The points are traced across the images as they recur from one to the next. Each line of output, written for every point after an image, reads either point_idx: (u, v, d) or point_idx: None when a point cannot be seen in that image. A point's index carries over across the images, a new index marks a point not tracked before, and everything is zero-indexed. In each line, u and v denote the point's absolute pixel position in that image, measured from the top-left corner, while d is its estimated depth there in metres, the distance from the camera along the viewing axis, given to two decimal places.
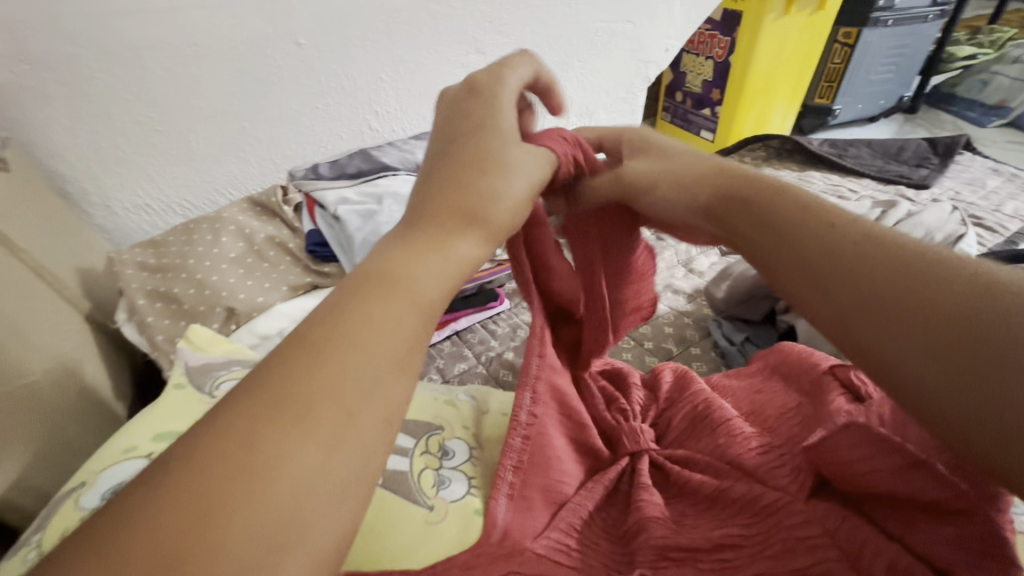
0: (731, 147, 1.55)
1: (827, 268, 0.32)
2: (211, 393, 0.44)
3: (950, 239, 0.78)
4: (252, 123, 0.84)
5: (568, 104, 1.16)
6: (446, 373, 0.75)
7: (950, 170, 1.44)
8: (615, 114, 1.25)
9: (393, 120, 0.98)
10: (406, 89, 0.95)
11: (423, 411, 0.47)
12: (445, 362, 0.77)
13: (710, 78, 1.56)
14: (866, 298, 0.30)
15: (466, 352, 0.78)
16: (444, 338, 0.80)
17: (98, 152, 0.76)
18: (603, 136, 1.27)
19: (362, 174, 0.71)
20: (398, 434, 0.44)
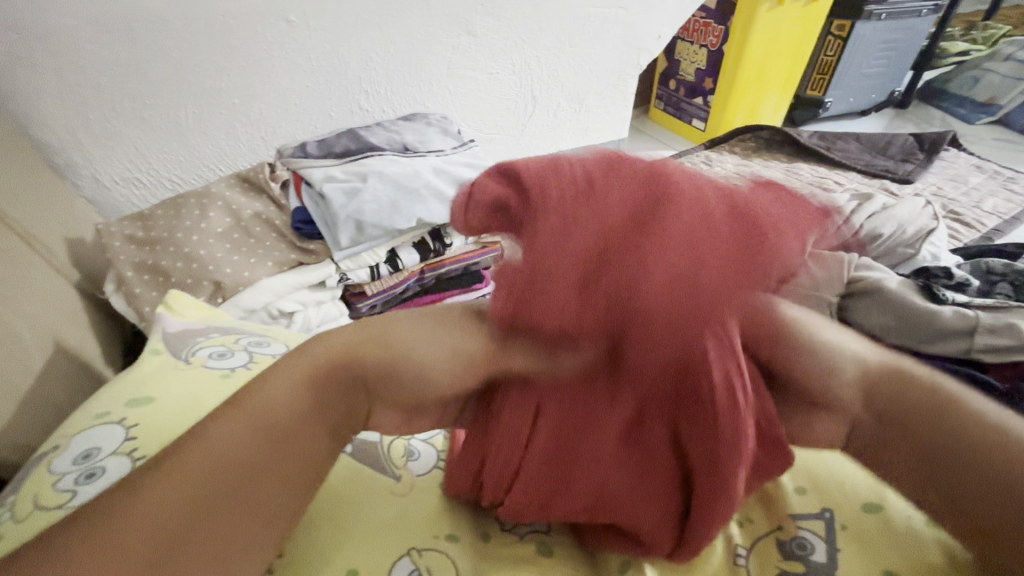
0: (722, 139, 1.57)
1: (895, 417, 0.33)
2: (188, 359, 0.47)
3: (921, 233, 0.81)
4: (241, 100, 0.85)
5: (559, 89, 1.15)
6: None
7: (935, 166, 1.46)
8: (606, 101, 1.25)
9: (383, 100, 0.97)
10: (399, 74, 0.95)
11: None
12: None
13: (704, 67, 1.55)
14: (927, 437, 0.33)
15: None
16: None
17: (88, 123, 0.76)
18: (594, 122, 1.27)
19: (349, 153, 0.72)
20: None
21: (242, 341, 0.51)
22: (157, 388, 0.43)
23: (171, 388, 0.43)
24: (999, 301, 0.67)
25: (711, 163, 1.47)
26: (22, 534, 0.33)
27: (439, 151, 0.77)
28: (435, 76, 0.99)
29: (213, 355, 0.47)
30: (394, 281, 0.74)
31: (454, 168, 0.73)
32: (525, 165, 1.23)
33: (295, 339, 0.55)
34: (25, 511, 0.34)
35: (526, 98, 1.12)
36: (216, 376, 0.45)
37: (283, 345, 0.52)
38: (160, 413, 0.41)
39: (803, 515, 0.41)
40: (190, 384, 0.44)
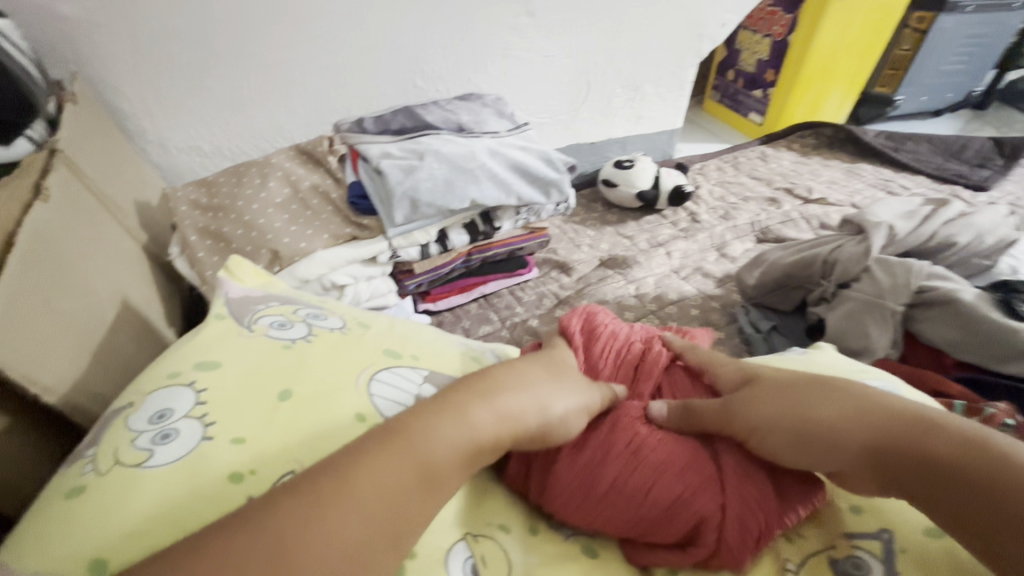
0: (780, 135, 1.50)
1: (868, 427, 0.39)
2: (251, 327, 0.46)
3: (1001, 244, 0.75)
4: (300, 73, 0.86)
5: (615, 75, 1.12)
6: (471, 332, 0.87)
7: (1013, 174, 1.36)
8: (663, 90, 1.21)
9: (438, 79, 0.96)
10: (456, 53, 0.94)
11: (451, 365, 0.50)
12: (470, 323, 0.89)
13: (766, 58, 1.49)
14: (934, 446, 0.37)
15: (491, 317, 0.90)
16: (471, 300, 0.92)
17: (157, 90, 0.79)
18: (648, 111, 1.23)
19: (406, 131, 0.72)
20: (423, 383, 0.47)
21: (301, 312, 0.50)
22: (222, 352, 0.43)
23: (236, 353, 0.43)
24: None
25: (768, 159, 1.42)
26: (100, 480, 0.35)
27: (494, 133, 0.76)
28: (491, 57, 0.98)
29: (275, 325, 0.47)
30: (442, 262, 0.75)
31: (509, 151, 0.71)
32: (574, 152, 1.21)
33: (352, 312, 0.54)
34: (105, 460, 0.36)
35: (581, 83, 1.09)
36: (278, 346, 0.44)
37: (340, 319, 0.51)
38: (226, 379, 0.41)
39: (859, 535, 0.41)
40: (254, 350, 0.43)
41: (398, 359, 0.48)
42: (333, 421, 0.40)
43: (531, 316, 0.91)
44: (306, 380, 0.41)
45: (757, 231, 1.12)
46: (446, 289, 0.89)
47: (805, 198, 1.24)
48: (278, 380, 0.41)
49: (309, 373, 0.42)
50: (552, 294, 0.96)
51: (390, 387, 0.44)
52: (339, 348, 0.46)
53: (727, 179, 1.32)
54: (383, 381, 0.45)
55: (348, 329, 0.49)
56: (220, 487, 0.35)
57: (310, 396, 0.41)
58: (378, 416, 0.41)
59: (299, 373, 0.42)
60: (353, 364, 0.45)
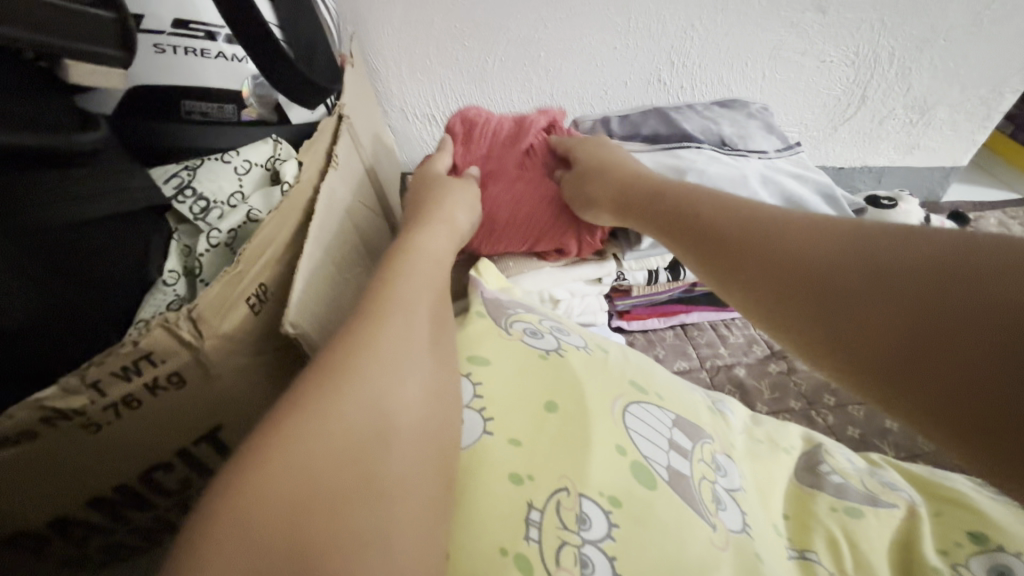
0: None
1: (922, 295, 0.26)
2: (508, 330, 0.46)
3: None
4: (547, 54, 0.81)
5: (901, 92, 0.91)
6: (665, 364, 0.77)
7: None
8: (958, 115, 0.96)
9: (687, 75, 0.85)
10: (716, 48, 0.83)
11: (693, 414, 0.48)
12: (665, 352, 0.79)
13: None
14: (968, 349, 0.24)
15: (689, 351, 0.79)
16: (669, 327, 0.82)
17: (413, 57, 0.79)
18: (927, 140, 0.99)
19: (660, 139, 0.64)
20: (671, 427, 0.44)
21: (546, 322, 0.49)
22: (488, 353, 0.43)
23: (499, 353, 0.43)
24: None
25: None
26: None
27: (764, 152, 0.64)
28: (755, 56, 0.84)
29: (528, 332, 0.46)
30: None
31: (782, 178, 0.60)
32: None
33: (591, 334, 0.51)
34: None
35: (853, 97, 0.91)
36: (536, 356, 0.44)
37: (581, 337, 0.49)
38: (492, 381, 0.41)
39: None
40: (516, 354, 0.43)
41: (644, 393, 0.46)
42: (598, 449, 0.38)
43: (737, 363, 0.78)
44: (566, 394, 0.41)
45: None
46: (646, 311, 0.82)
47: None
48: (538, 390, 0.41)
49: (569, 388, 0.41)
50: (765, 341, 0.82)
51: (644, 424, 0.42)
52: (591, 368, 0.45)
53: None
54: (639, 416, 0.43)
55: (593, 350, 0.47)
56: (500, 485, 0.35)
57: (572, 413, 0.40)
58: (638, 453, 0.39)
59: (558, 386, 0.41)
60: (607, 389, 0.43)
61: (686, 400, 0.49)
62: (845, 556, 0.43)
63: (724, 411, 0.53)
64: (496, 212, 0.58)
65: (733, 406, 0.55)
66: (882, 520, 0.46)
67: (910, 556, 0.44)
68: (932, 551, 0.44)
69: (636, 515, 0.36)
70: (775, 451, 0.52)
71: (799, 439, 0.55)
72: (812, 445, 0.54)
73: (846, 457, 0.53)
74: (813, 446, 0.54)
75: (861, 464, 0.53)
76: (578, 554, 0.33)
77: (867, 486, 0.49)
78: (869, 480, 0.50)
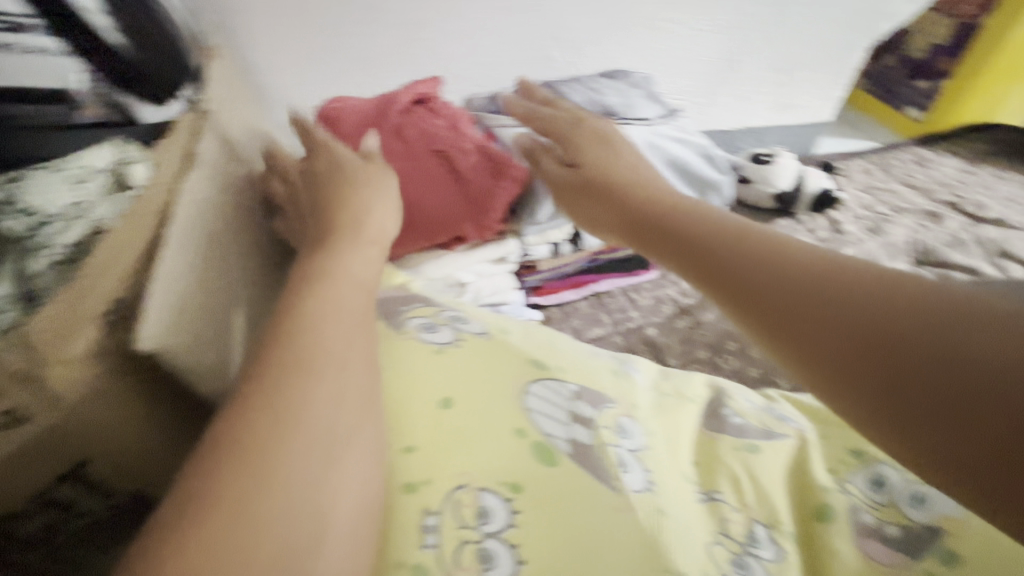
0: (942, 136, 1.29)
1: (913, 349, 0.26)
2: (400, 330, 0.46)
3: None
4: (432, 35, 0.79)
5: (770, 56, 0.98)
6: (580, 333, 0.80)
7: None
8: (819, 75, 1.05)
9: (574, 50, 0.87)
10: (598, 22, 0.84)
11: (596, 383, 0.49)
12: (579, 322, 0.82)
13: (941, 43, 1.27)
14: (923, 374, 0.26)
15: (602, 319, 0.83)
16: (581, 297, 0.85)
17: (288, 45, 0.75)
18: (796, 99, 1.08)
19: (547, 112, 0.66)
20: (574, 401, 0.45)
21: (444, 314, 0.49)
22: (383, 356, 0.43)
23: (393, 356, 0.43)
24: None
25: (925, 164, 1.22)
26: None
27: (647, 119, 0.67)
28: (636, 27, 0.87)
29: (422, 328, 0.46)
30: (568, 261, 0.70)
31: (668, 144, 0.62)
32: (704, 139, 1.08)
33: (492, 317, 0.52)
34: None
35: (728, 63, 0.96)
36: (429, 352, 0.44)
37: (481, 323, 0.50)
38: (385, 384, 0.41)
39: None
40: (409, 353, 0.43)
41: (545, 371, 0.46)
42: (498, 437, 0.39)
43: (647, 323, 0.83)
44: (463, 388, 0.41)
45: (913, 249, 0.98)
46: (557, 284, 0.84)
47: (974, 215, 1.06)
48: (436, 387, 0.41)
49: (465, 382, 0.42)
50: (671, 300, 0.87)
51: (545, 402, 0.43)
52: (491, 356, 0.45)
53: (875, 184, 1.15)
54: (540, 395, 0.43)
55: (493, 335, 0.48)
56: (397, 495, 0.35)
57: (470, 405, 0.40)
58: (538, 432, 0.40)
59: (456, 382, 0.42)
60: (507, 373, 0.44)
61: (590, 369, 0.50)
62: (745, 491, 0.45)
63: (630, 373, 0.54)
64: (380, 231, 0.58)
65: (639, 365, 0.58)
66: (777, 453, 0.48)
67: (804, 480, 0.47)
68: (822, 469, 0.48)
69: (536, 495, 0.37)
70: (682, 402, 0.54)
71: (702, 384, 0.58)
72: (716, 389, 0.57)
73: (746, 397, 0.56)
74: (717, 391, 0.56)
75: (761, 403, 0.56)
76: (479, 550, 0.34)
77: (764, 423, 0.52)
78: (765, 416, 0.53)
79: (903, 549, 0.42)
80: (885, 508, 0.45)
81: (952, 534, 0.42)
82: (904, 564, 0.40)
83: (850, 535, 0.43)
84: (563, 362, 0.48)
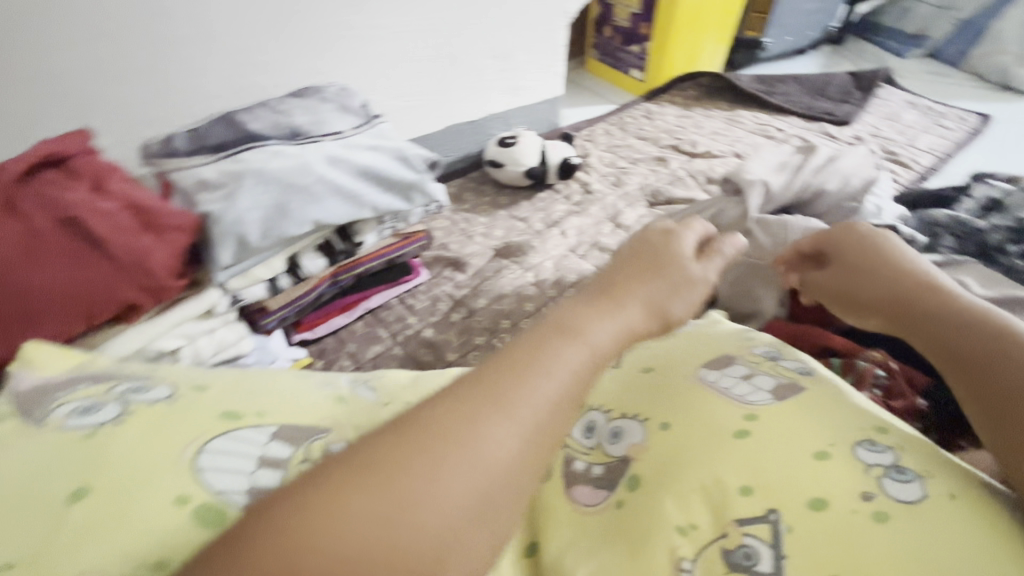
0: (661, 89, 1.50)
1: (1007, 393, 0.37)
2: (43, 421, 0.37)
3: (865, 185, 0.75)
4: (90, 84, 0.69)
5: (482, 45, 1.04)
6: (357, 357, 0.78)
7: (871, 104, 1.46)
8: (535, 55, 1.14)
9: (276, 73, 0.83)
10: (290, 40, 0.81)
11: (308, 411, 0.43)
12: (357, 345, 0.80)
13: (638, 12, 1.46)
14: None
15: (379, 335, 0.81)
16: (355, 319, 0.83)
17: None
18: (524, 80, 1.16)
19: (225, 146, 0.59)
20: (270, 442, 0.39)
21: (118, 387, 0.41)
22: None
23: (20, 453, 0.35)
24: (947, 256, 0.62)
25: (654, 116, 1.41)
26: None
27: (338, 132, 0.65)
28: (336, 39, 0.85)
29: (74, 412, 0.38)
30: (299, 291, 0.66)
31: (355, 154, 0.62)
32: (454, 133, 1.12)
33: (192, 374, 0.44)
34: None
35: (445, 57, 1.00)
36: (74, 438, 0.35)
37: (170, 384, 0.42)
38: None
39: (749, 521, 0.35)
40: (40, 447, 0.35)
41: (240, 418, 0.40)
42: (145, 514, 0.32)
43: (425, 325, 0.83)
44: (108, 470, 0.34)
45: (648, 192, 1.12)
46: (323, 314, 0.80)
47: (691, 152, 1.25)
48: (71, 477, 0.33)
49: (116, 462, 0.34)
50: (447, 295, 0.88)
51: (225, 454, 0.37)
52: (163, 422, 0.37)
53: (616, 143, 1.29)
54: (221, 449, 0.37)
55: (179, 396, 0.40)
56: None
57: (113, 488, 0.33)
58: (206, 492, 0.34)
59: (102, 464, 0.34)
60: (180, 434, 0.37)
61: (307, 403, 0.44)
62: None
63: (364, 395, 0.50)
64: None
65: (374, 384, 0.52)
66: None
67: None
68: None
69: None
70: None
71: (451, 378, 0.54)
72: None
73: None
74: None
75: None
76: None
77: None
78: None
79: (599, 486, 0.41)
80: (594, 451, 0.44)
81: (638, 457, 0.41)
82: (607, 502, 0.40)
83: (562, 489, 0.42)
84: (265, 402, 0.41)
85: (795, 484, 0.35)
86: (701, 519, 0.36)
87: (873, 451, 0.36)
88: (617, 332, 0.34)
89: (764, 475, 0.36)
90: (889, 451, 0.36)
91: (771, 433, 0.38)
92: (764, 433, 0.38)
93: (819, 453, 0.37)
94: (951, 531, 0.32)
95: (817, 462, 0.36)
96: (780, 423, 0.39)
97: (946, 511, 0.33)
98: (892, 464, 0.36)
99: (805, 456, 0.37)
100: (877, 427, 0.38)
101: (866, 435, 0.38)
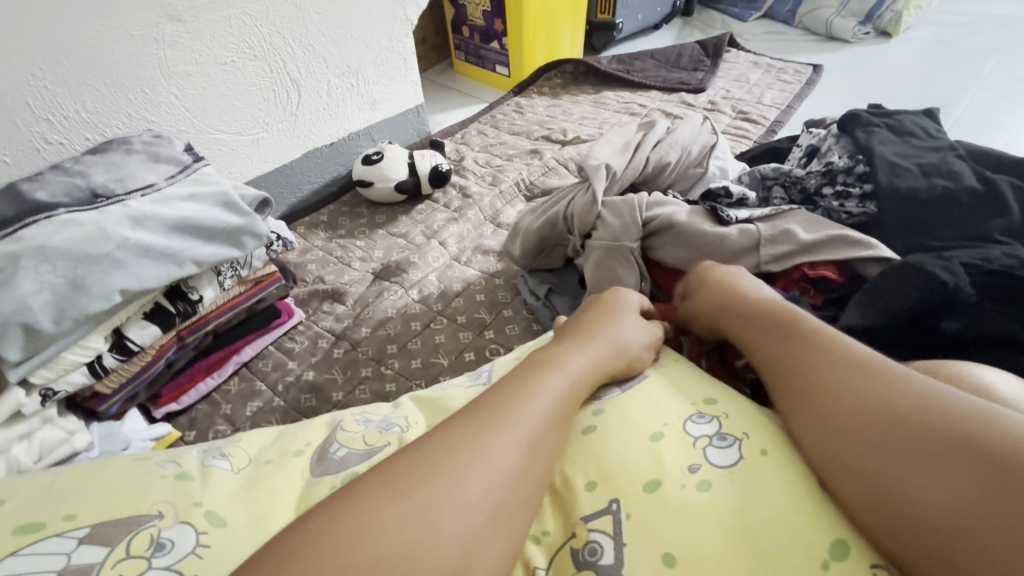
0: (528, 82, 1.51)
1: (899, 452, 0.31)
2: None
3: (704, 151, 0.80)
4: None
5: (323, 65, 0.99)
6: (234, 418, 0.72)
7: (720, 69, 1.55)
8: (385, 67, 1.11)
9: (80, 126, 0.74)
10: (89, 89, 0.73)
11: (131, 499, 0.36)
12: (233, 405, 0.74)
13: (489, 9, 1.46)
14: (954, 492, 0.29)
15: (257, 389, 0.75)
16: (227, 377, 0.76)
17: None
18: (379, 94, 1.12)
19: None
20: (77, 548, 0.32)
21: None
22: None
23: None
24: (775, 207, 0.67)
25: (524, 109, 1.42)
26: None
27: (148, 186, 0.62)
28: (147, 80, 0.78)
29: None
30: (135, 367, 0.62)
31: (165, 209, 0.60)
32: (315, 159, 1.06)
33: None
34: None
35: (284, 83, 0.95)
36: None
37: None
38: None
39: (594, 516, 0.35)
40: None
41: (37, 531, 0.33)
42: None
43: (306, 368, 0.78)
44: None
45: (524, 187, 1.12)
46: (186, 380, 0.73)
47: (562, 140, 1.27)
48: None
49: None
50: (329, 331, 0.84)
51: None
52: None
53: (489, 142, 1.29)
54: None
55: None
56: None
57: None
58: None
59: None
60: None
61: (122, 491, 0.36)
62: None
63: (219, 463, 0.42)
64: None
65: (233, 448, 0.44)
66: None
67: None
68: None
69: None
70: (282, 463, 0.43)
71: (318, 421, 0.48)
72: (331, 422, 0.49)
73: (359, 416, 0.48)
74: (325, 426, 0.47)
75: (377, 414, 0.49)
76: None
77: (367, 442, 0.44)
78: (371, 431, 0.46)
79: None
80: None
81: None
82: None
83: None
84: (75, 504, 0.34)
85: (637, 471, 0.36)
86: (550, 523, 0.36)
87: (698, 423, 0.39)
88: (589, 363, 0.41)
89: (607, 465, 0.37)
90: (712, 419, 0.39)
91: (616, 423, 0.39)
92: (609, 425, 0.39)
93: (653, 434, 0.38)
94: (766, 483, 0.34)
95: (654, 444, 0.37)
96: (627, 410, 0.40)
97: (758, 465, 0.36)
98: (714, 432, 0.38)
99: (644, 440, 0.38)
100: (706, 398, 0.41)
101: (695, 409, 0.40)
